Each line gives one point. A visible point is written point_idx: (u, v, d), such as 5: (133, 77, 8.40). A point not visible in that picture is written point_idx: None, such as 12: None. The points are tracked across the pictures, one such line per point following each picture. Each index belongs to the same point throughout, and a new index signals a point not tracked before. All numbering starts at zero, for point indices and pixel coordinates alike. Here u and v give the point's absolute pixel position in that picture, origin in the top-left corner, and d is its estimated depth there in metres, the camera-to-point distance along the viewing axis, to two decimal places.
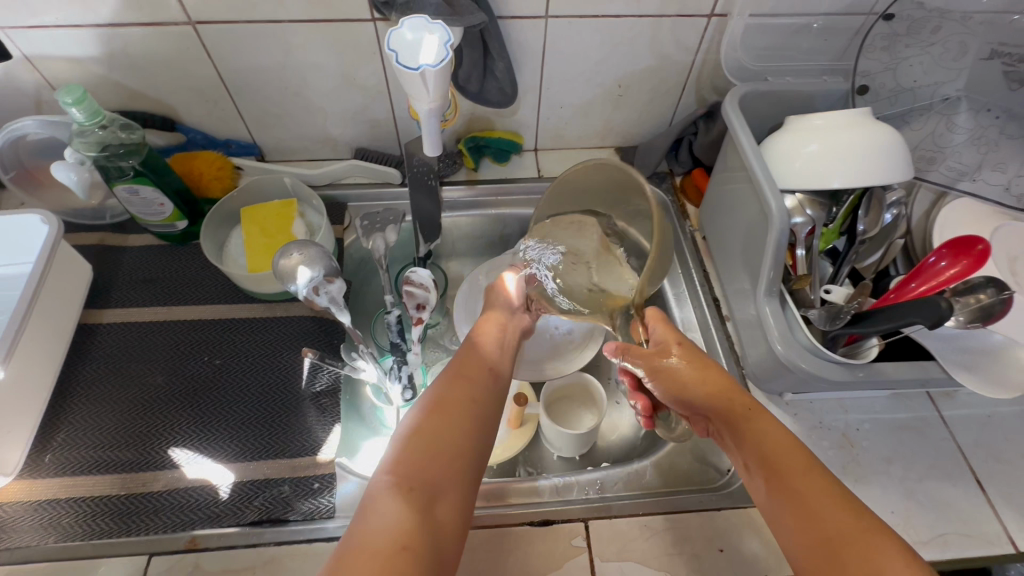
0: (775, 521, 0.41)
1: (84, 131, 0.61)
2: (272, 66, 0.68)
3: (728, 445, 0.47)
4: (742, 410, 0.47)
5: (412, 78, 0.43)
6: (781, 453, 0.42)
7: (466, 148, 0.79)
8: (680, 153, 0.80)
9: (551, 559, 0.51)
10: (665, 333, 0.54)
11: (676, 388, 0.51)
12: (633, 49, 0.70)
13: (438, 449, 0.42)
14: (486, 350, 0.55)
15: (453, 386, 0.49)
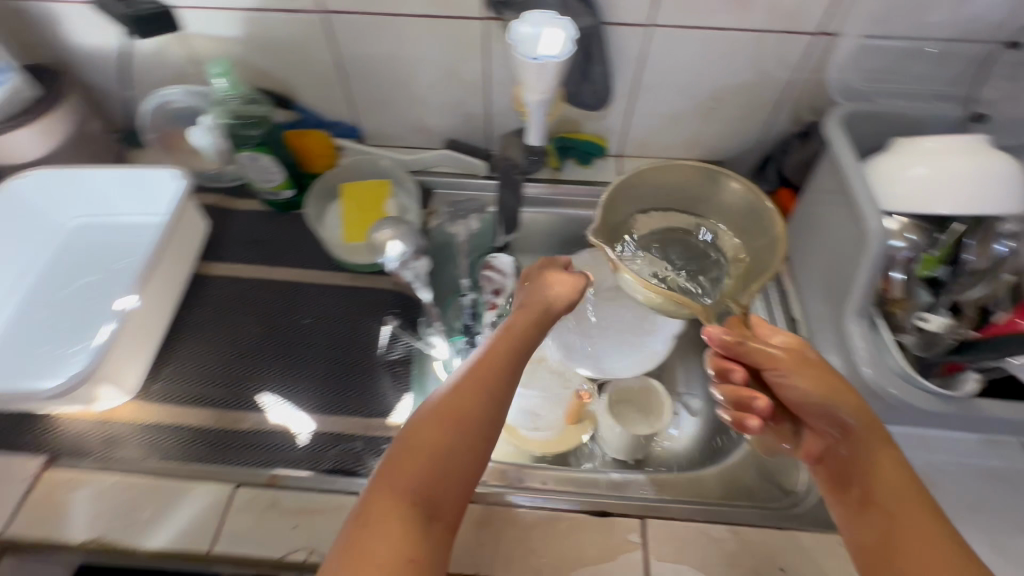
0: (877, 553, 0.44)
1: (223, 103, 0.69)
2: (386, 56, 0.74)
3: (842, 470, 0.48)
4: (872, 442, 0.47)
5: (530, 68, 0.45)
6: (905, 499, 0.44)
7: (552, 148, 0.81)
8: (768, 171, 0.79)
9: (605, 550, 0.52)
10: (789, 338, 0.52)
11: (825, 390, 0.48)
12: (733, 63, 0.71)
13: (443, 467, 0.43)
14: (516, 338, 0.52)
15: (471, 384, 0.47)
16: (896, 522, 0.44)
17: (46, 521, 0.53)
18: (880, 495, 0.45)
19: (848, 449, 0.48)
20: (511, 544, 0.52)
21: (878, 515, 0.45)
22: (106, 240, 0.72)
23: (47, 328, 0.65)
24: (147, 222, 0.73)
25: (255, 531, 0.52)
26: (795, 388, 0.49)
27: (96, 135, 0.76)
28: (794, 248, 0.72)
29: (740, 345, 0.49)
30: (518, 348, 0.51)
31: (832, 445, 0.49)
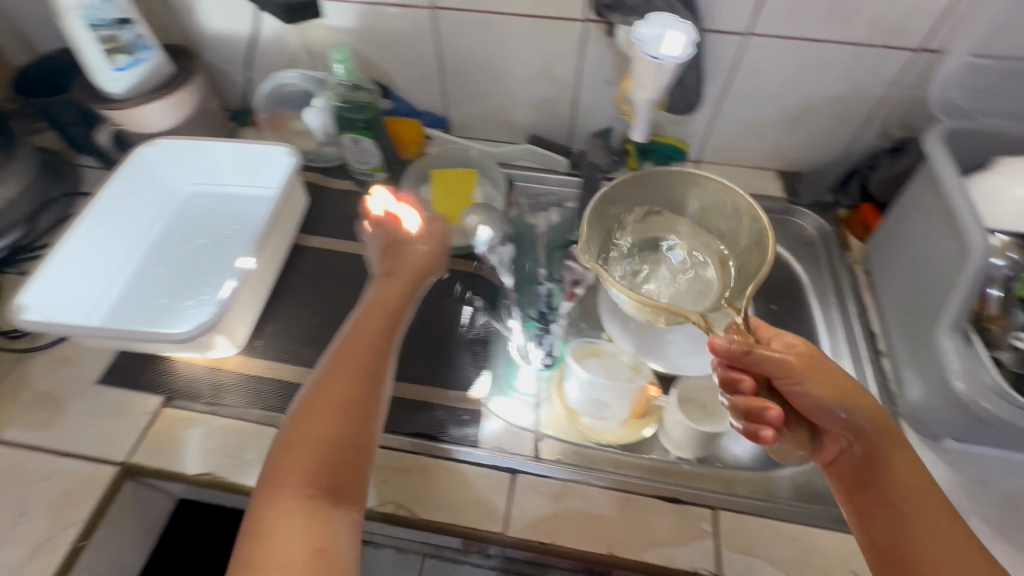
0: (891, 553, 0.45)
1: (337, 88, 0.74)
2: (485, 53, 0.78)
3: (864, 476, 0.48)
4: (887, 445, 0.47)
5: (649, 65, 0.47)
6: (924, 502, 0.45)
7: (634, 149, 0.83)
8: (851, 186, 0.79)
9: (678, 535, 0.54)
10: (795, 342, 0.50)
11: (839, 395, 0.47)
12: (826, 75, 0.71)
13: (329, 455, 0.45)
14: (365, 317, 0.54)
15: (342, 371, 0.49)
16: (916, 526, 0.44)
17: (163, 453, 0.59)
18: (898, 498, 0.46)
19: (863, 454, 0.48)
20: (584, 520, 0.54)
21: (895, 517, 0.45)
22: (221, 208, 0.78)
23: (166, 282, 0.72)
24: (256, 193, 0.79)
25: None
26: (808, 394, 0.48)
27: (214, 112, 0.84)
28: (877, 262, 0.71)
29: (748, 355, 0.47)
30: (377, 327, 0.53)
31: (852, 450, 0.49)
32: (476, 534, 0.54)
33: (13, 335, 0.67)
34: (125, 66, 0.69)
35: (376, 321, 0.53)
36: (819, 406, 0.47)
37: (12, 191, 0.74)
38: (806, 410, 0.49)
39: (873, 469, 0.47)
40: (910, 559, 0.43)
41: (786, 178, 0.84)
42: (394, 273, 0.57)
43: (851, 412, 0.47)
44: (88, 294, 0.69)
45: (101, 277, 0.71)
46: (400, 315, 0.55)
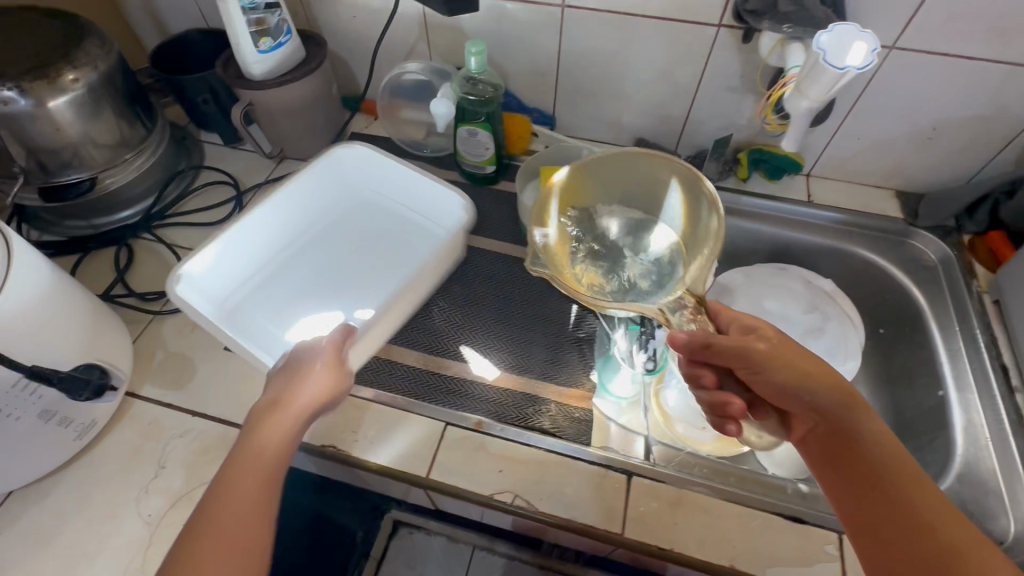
0: (866, 533, 0.38)
1: (465, 81, 0.76)
2: (606, 54, 0.78)
3: (826, 446, 0.43)
4: (857, 417, 0.43)
5: (831, 75, 0.46)
6: (900, 470, 0.39)
7: (748, 158, 0.81)
8: (978, 213, 0.74)
9: (802, 554, 0.53)
10: (758, 322, 0.48)
11: (798, 377, 0.45)
12: (969, 93, 0.68)
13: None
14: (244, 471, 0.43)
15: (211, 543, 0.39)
16: (887, 492, 0.39)
17: None
18: (873, 465, 0.40)
19: (827, 422, 0.43)
20: (702, 528, 0.54)
21: (870, 487, 0.40)
22: (384, 228, 0.80)
23: (314, 284, 0.74)
24: (410, 214, 0.81)
25: (465, 468, 0.58)
26: (770, 382, 0.46)
27: (333, 98, 0.86)
28: (1007, 291, 0.68)
29: (707, 347, 0.46)
30: (257, 479, 0.43)
31: (814, 428, 0.44)
32: (593, 532, 0.54)
33: (148, 297, 0.71)
34: (267, 49, 0.72)
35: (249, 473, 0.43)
36: (784, 386, 0.45)
37: (147, 162, 0.79)
38: (769, 394, 0.46)
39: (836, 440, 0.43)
40: (882, 528, 0.38)
41: (904, 199, 0.81)
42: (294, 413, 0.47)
43: (812, 394, 0.44)
44: (239, 268, 0.73)
45: (252, 262, 0.75)
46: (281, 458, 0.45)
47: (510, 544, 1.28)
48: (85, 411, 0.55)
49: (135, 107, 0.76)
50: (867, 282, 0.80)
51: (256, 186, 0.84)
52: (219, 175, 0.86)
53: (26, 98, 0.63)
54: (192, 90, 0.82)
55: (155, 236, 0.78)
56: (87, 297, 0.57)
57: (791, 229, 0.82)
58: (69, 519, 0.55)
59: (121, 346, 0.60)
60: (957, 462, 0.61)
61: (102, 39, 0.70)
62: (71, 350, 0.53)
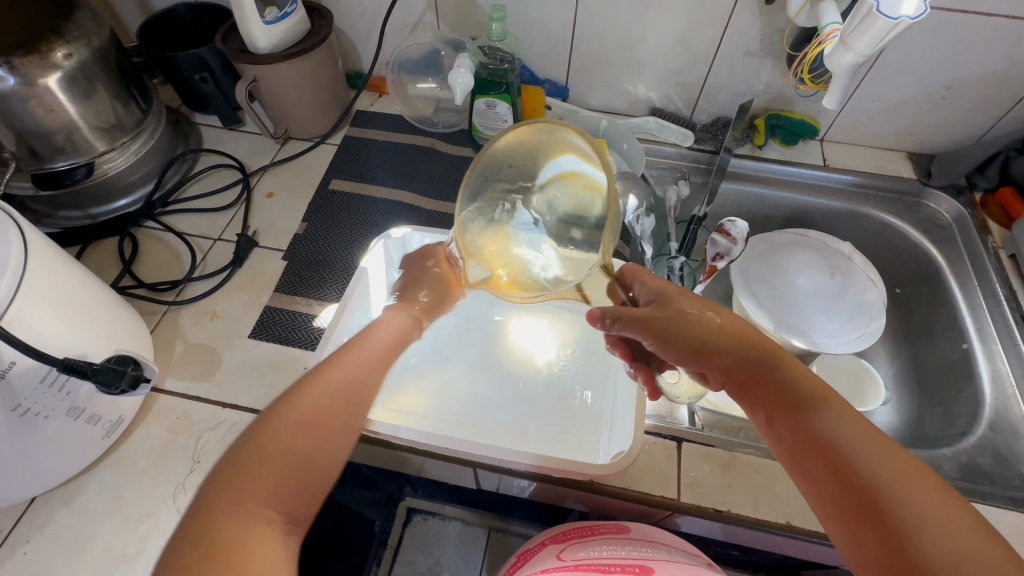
0: (799, 474, 0.38)
1: (483, 52, 0.76)
2: (623, 21, 0.76)
3: (747, 393, 0.43)
4: (786, 366, 0.42)
5: (885, 26, 0.47)
6: (823, 408, 0.39)
7: (765, 124, 0.81)
8: (989, 170, 0.76)
9: None
10: (661, 283, 0.51)
11: (713, 328, 0.45)
12: (986, 52, 0.69)
13: (291, 463, 0.38)
14: (377, 347, 0.50)
15: (332, 379, 0.44)
16: (809, 430, 0.38)
17: None
18: (794, 408, 0.40)
19: (744, 370, 0.44)
20: (757, 488, 0.54)
21: (794, 424, 0.39)
22: (524, 336, 0.70)
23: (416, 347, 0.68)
24: (597, 384, 0.65)
25: None
26: (688, 333, 0.46)
27: (339, 75, 0.83)
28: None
29: (615, 322, 0.49)
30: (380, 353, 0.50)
31: (731, 382, 0.45)
32: (645, 498, 0.54)
33: (160, 287, 0.67)
34: (273, 20, 0.69)
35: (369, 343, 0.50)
36: (697, 341, 0.46)
37: (146, 145, 0.75)
38: (685, 355, 0.46)
39: (755, 388, 0.43)
40: (812, 465, 0.37)
41: (916, 160, 0.83)
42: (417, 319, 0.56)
43: (728, 344, 0.45)
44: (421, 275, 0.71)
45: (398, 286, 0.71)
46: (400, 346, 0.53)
47: (524, 524, 1.29)
48: (113, 408, 0.52)
49: (130, 87, 0.71)
50: (884, 243, 0.81)
51: (262, 168, 0.80)
52: (221, 157, 0.82)
53: (16, 76, 0.58)
54: (188, 68, 0.77)
55: (160, 224, 0.74)
56: (101, 286, 0.53)
57: (807, 194, 0.83)
58: (103, 521, 0.52)
59: (143, 338, 0.56)
60: (987, 410, 0.63)
61: (92, 12, 0.65)
62: (95, 342, 0.49)
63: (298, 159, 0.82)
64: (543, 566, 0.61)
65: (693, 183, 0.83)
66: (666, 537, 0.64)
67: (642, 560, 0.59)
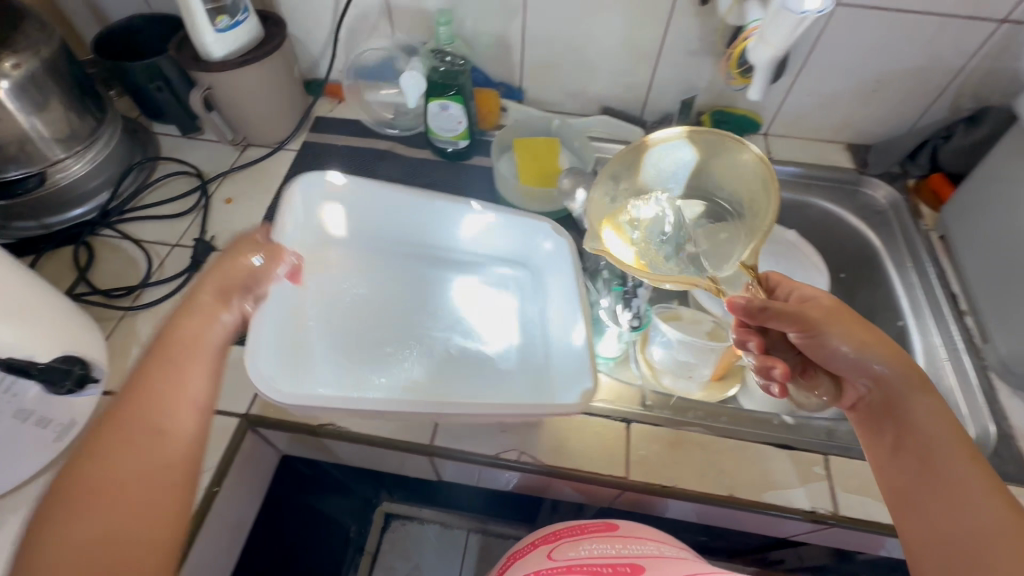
0: (901, 501, 0.45)
1: (436, 57, 0.78)
2: (569, 24, 0.79)
3: (878, 419, 0.49)
4: (908, 382, 0.48)
5: (790, 18, 0.50)
6: (951, 457, 0.44)
7: (710, 119, 0.85)
8: (920, 157, 0.80)
9: (794, 477, 0.56)
10: (818, 294, 0.53)
11: (858, 341, 0.49)
12: (907, 47, 0.74)
13: (89, 563, 0.32)
14: (158, 368, 0.41)
15: (116, 429, 0.37)
16: (929, 452, 0.45)
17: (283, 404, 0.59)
18: (910, 429, 0.47)
19: (882, 393, 0.49)
20: (702, 463, 0.56)
21: (916, 461, 0.45)
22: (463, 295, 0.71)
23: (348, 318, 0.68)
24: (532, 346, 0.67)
25: (468, 433, 0.58)
26: (830, 344, 0.49)
27: (296, 81, 0.84)
28: (951, 226, 0.74)
29: (765, 311, 0.48)
30: (165, 376, 0.41)
31: (869, 402, 0.50)
32: (600, 478, 0.55)
33: (116, 293, 0.67)
34: (225, 29, 0.70)
35: (145, 377, 0.40)
36: (837, 362, 0.50)
37: (101, 154, 0.75)
38: (828, 364, 0.50)
39: (886, 417, 0.48)
40: (925, 500, 0.44)
41: (854, 151, 0.87)
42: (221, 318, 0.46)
43: (879, 362, 0.48)
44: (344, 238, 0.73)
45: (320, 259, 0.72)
46: (196, 353, 0.43)
47: (504, 526, 1.31)
48: (64, 411, 0.52)
49: (83, 96, 0.71)
50: (826, 229, 0.85)
51: (221, 175, 0.81)
52: (180, 165, 0.83)
53: None
54: (143, 77, 0.78)
55: (118, 233, 0.75)
56: (50, 290, 0.53)
57: None
58: None
59: (94, 342, 0.57)
60: None
61: (41, 23, 0.66)
62: (41, 344, 0.50)
63: (257, 165, 0.83)
64: (536, 567, 0.62)
65: None
66: (654, 537, 0.66)
67: (633, 558, 0.60)
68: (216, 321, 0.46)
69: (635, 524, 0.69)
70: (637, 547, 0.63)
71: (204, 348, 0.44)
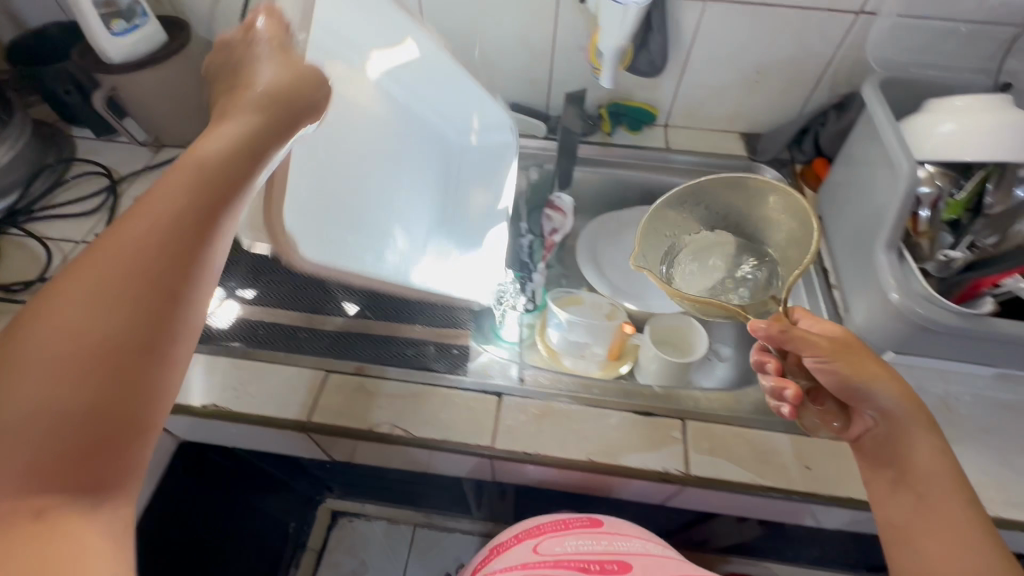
0: (898, 537, 0.49)
1: None
2: (463, 23, 0.83)
3: (878, 453, 0.52)
4: (914, 422, 0.50)
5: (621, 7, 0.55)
6: (945, 498, 0.47)
7: (607, 112, 0.89)
8: (805, 143, 0.85)
9: (651, 441, 0.59)
10: (835, 329, 0.54)
11: (868, 372, 0.50)
12: (777, 38, 0.78)
13: (57, 432, 0.27)
14: (170, 208, 0.33)
15: (114, 274, 0.30)
16: (925, 493, 0.48)
17: None
18: (912, 470, 0.49)
19: (888, 428, 0.51)
20: (564, 432, 0.59)
21: (915, 500, 0.49)
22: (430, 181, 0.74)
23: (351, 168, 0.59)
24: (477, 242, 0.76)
25: (345, 410, 0.61)
26: (836, 374, 0.50)
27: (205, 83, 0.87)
28: (827, 206, 0.77)
29: (785, 334, 0.49)
30: (178, 229, 0.32)
31: (870, 434, 0.52)
32: (465, 449, 0.58)
33: (16, 288, 0.70)
34: (122, 32, 0.73)
35: (148, 213, 0.32)
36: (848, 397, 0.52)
37: (8, 155, 0.77)
38: (845, 397, 0.52)
39: (886, 453, 0.51)
40: (921, 540, 0.47)
41: (747, 139, 0.91)
42: (255, 164, 0.37)
43: (887, 398, 0.50)
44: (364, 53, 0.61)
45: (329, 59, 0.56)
46: (222, 210, 0.34)
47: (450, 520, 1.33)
48: None
49: None
50: None
51: (133, 175, 0.84)
52: (94, 166, 0.85)
53: None
54: (52, 81, 0.80)
55: (23, 232, 0.76)
56: None
57: (654, 173, 0.90)
58: None
59: None
60: None
61: None
62: None
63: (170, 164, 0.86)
64: (523, 561, 0.64)
65: (546, 171, 0.90)
66: (639, 533, 0.70)
67: (618, 556, 0.64)
68: (249, 165, 0.36)
69: (617, 517, 0.72)
70: (622, 545, 0.66)
71: (229, 197, 0.35)
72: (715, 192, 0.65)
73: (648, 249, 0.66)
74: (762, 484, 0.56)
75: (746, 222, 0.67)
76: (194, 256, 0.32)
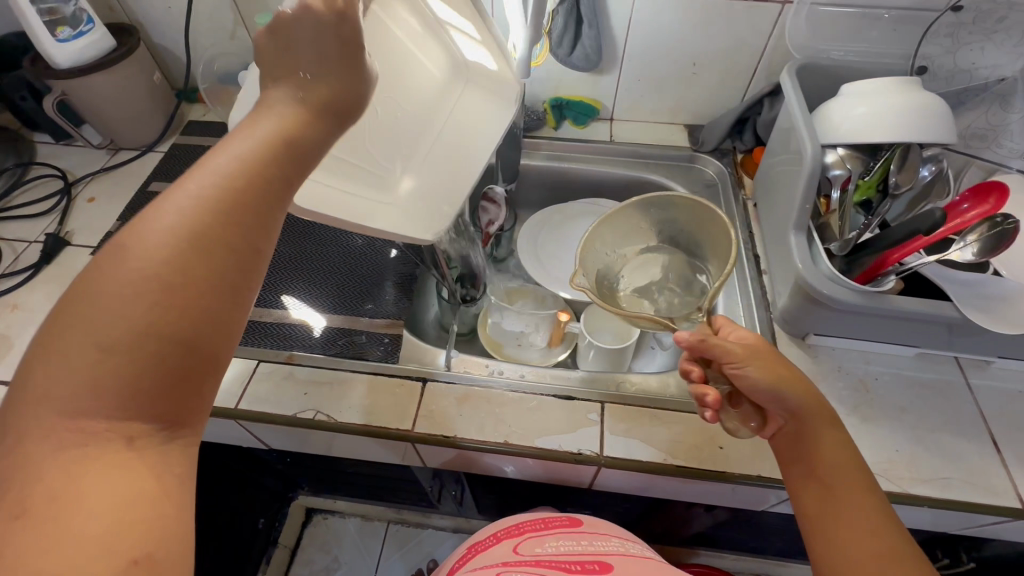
0: (811, 540, 0.43)
1: None
2: None
3: (788, 452, 0.46)
4: (820, 418, 0.45)
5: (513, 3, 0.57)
6: (853, 497, 0.42)
7: (550, 107, 0.90)
8: (745, 133, 0.86)
9: (569, 423, 0.60)
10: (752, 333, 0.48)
11: (775, 377, 0.44)
12: (710, 30, 0.79)
13: (147, 365, 0.27)
14: (237, 156, 0.30)
15: (190, 215, 0.28)
16: (833, 493, 0.43)
17: None
18: (823, 468, 0.44)
19: (796, 427, 0.46)
20: (483, 416, 0.60)
21: (825, 501, 0.43)
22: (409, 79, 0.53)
23: (395, 123, 0.53)
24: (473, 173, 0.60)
25: (271, 396, 0.62)
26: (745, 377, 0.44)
27: (158, 87, 0.90)
28: (759, 194, 0.78)
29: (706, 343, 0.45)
30: (248, 179, 0.30)
31: (784, 432, 0.47)
32: (386, 433, 0.59)
33: None
34: (68, 38, 0.76)
35: (233, 155, 0.30)
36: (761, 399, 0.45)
37: None
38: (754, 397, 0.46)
39: (796, 452, 0.46)
40: (829, 541, 0.42)
41: (690, 131, 0.92)
42: (336, 125, 0.35)
43: (792, 396, 0.45)
44: None
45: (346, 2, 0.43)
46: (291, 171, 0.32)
47: (422, 516, 1.34)
48: None
49: None
50: None
51: (87, 177, 0.86)
52: (50, 169, 0.88)
53: None
54: (7, 88, 0.83)
55: None
56: None
57: (597, 167, 0.91)
58: None
59: None
60: None
61: None
62: None
63: (125, 166, 0.88)
64: (502, 559, 0.60)
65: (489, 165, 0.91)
66: (617, 534, 0.68)
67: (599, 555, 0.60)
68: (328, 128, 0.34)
69: (597, 519, 0.72)
70: (602, 545, 0.64)
71: (313, 151, 0.33)
72: (647, 208, 0.62)
73: (589, 258, 0.62)
74: (674, 463, 0.57)
75: (680, 235, 0.64)
76: (275, 207, 0.31)
